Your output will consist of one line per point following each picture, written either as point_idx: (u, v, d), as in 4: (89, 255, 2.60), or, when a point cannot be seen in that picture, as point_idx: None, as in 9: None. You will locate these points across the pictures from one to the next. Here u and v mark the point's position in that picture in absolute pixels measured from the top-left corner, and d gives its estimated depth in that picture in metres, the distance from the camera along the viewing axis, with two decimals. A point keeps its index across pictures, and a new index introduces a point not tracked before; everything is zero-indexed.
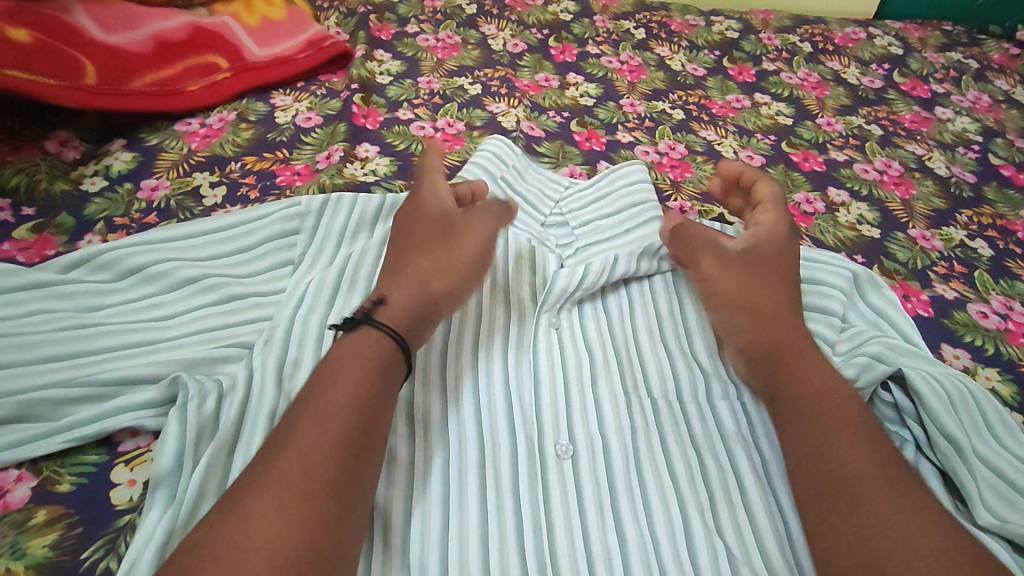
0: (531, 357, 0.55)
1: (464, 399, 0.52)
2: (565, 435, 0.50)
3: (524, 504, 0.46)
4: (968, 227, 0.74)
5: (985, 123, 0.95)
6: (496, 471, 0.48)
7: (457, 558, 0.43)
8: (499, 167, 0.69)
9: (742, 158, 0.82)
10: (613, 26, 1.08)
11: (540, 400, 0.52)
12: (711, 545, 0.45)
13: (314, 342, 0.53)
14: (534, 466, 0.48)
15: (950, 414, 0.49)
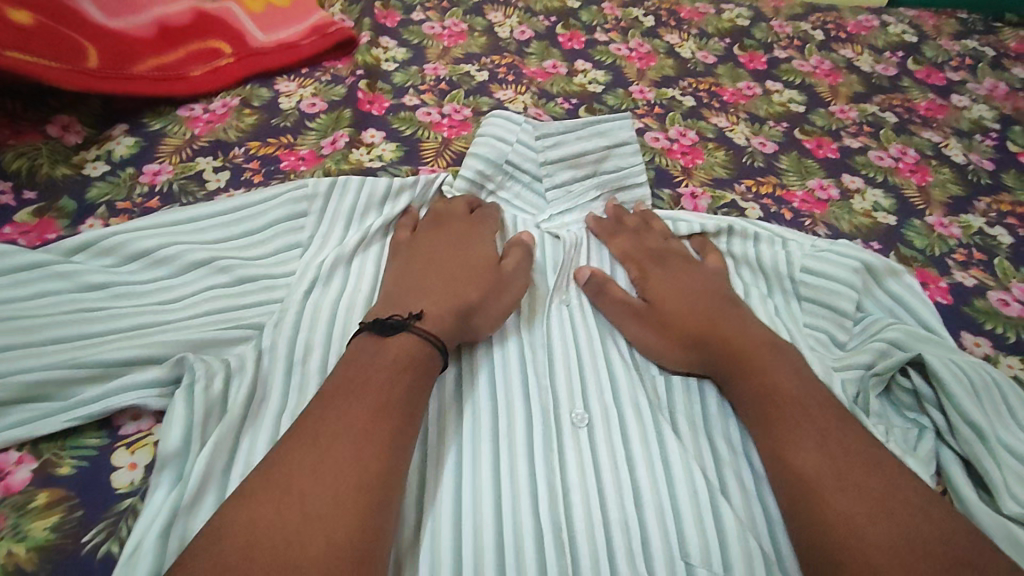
0: (545, 330, 0.55)
1: (478, 367, 0.51)
2: (582, 406, 0.50)
3: (542, 475, 0.45)
4: (987, 215, 0.73)
5: (1001, 110, 0.93)
6: (511, 443, 0.46)
7: (472, 528, 0.42)
8: (502, 145, 0.67)
9: (754, 145, 0.80)
10: (622, 13, 1.06)
11: (555, 372, 0.52)
12: (741, 528, 0.43)
13: (325, 326, 0.53)
14: (550, 437, 0.47)
15: (972, 402, 0.48)
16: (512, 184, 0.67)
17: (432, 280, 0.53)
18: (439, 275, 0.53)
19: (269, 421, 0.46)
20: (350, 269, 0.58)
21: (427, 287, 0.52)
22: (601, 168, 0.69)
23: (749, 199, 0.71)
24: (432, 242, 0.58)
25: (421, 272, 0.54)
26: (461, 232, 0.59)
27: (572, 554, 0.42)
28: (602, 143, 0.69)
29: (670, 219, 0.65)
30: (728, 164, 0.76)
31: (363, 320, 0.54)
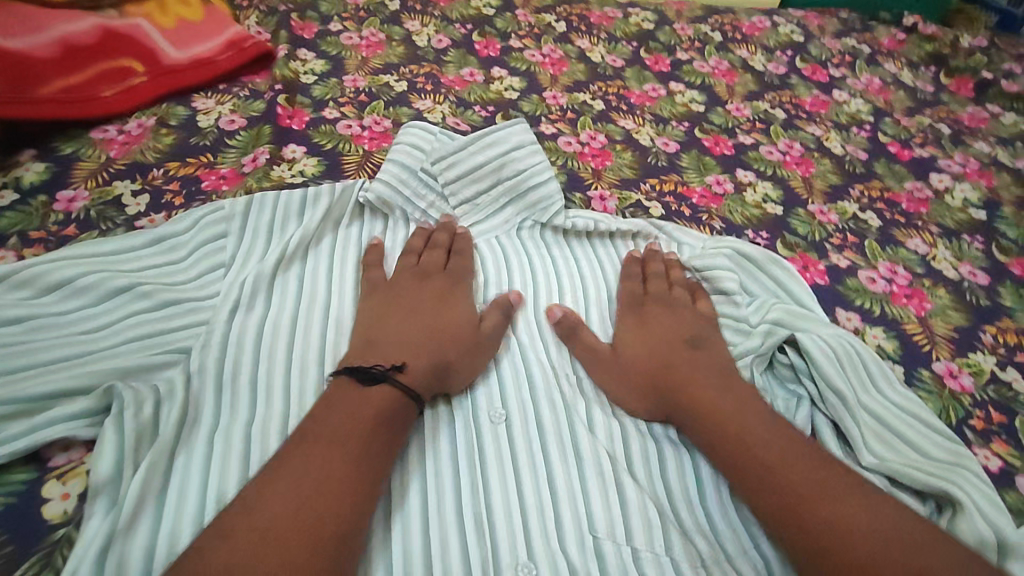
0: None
1: None
2: (499, 403, 0.54)
3: (463, 468, 0.50)
4: (860, 201, 0.82)
5: (875, 104, 1.04)
6: (435, 442, 0.51)
7: (400, 529, 0.46)
8: (416, 157, 0.72)
9: (658, 144, 0.87)
10: (535, 19, 1.11)
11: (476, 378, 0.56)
12: (642, 498, 0.49)
13: (252, 343, 0.55)
14: (470, 436, 0.52)
15: (835, 370, 0.56)
16: (426, 194, 0.71)
17: (414, 331, 0.55)
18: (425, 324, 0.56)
19: (203, 438, 0.48)
20: (274, 287, 0.60)
21: (404, 337, 0.54)
22: (504, 174, 0.73)
23: (653, 198, 0.77)
24: (420, 293, 0.60)
25: (392, 319, 0.56)
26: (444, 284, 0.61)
27: (490, 535, 0.46)
28: (498, 152, 0.74)
29: (574, 218, 0.72)
30: (634, 165, 0.82)
31: (289, 333, 0.56)
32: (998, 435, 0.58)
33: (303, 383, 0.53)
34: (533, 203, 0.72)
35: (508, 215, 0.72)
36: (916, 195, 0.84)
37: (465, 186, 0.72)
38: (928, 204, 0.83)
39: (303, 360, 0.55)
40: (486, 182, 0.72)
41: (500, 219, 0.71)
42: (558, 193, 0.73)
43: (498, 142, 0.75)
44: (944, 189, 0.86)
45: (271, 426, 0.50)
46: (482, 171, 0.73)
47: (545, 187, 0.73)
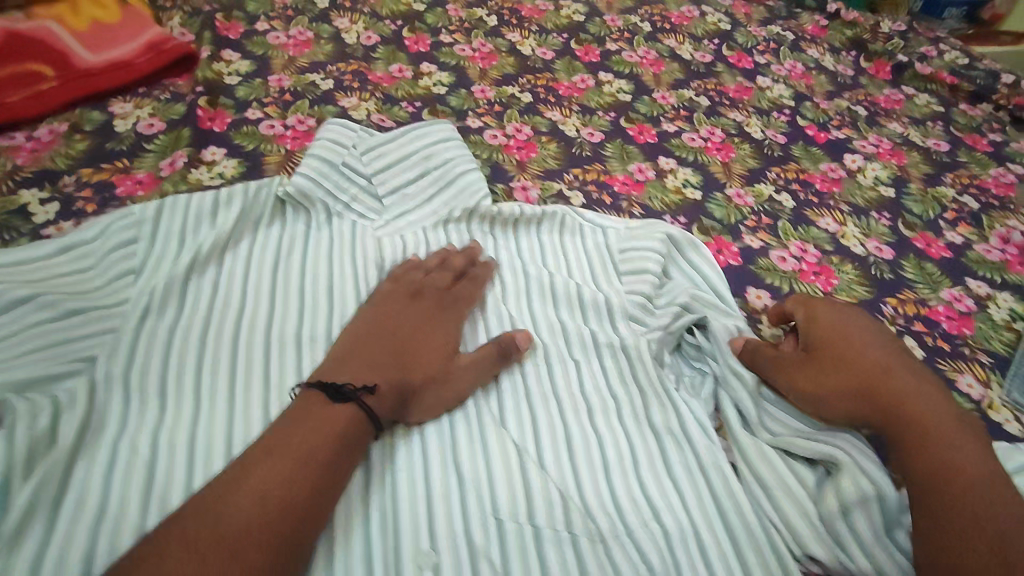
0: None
1: None
2: None
3: (373, 468, 0.50)
4: (775, 183, 0.85)
5: (796, 89, 1.08)
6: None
7: None
8: (337, 152, 0.72)
9: (583, 135, 0.89)
10: (466, 14, 1.11)
11: None
12: (545, 484, 0.50)
13: (161, 349, 0.55)
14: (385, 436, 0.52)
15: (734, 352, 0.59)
16: (349, 187, 0.71)
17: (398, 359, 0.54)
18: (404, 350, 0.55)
19: (104, 447, 0.48)
20: (186, 292, 0.60)
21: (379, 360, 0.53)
22: (430, 165, 0.74)
23: (574, 187, 0.79)
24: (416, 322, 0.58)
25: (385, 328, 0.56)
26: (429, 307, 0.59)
27: (394, 531, 0.46)
28: (424, 144, 0.75)
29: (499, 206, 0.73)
30: (558, 156, 0.84)
31: (201, 338, 0.57)
32: None
33: (216, 387, 0.54)
34: (461, 189, 0.72)
35: (435, 205, 0.72)
36: (830, 175, 0.88)
37: (391, 178, 0.72)
38: (840, 183, 0.87)
39: (214, 364, 0.55)
40: (412, 173, 0.73)
41: (425, 209, 0.72)
42: (483, 179, 0.73)
43: (426, 135, 0.75)
44: (856, 169, 0.90)
45: (179, 431, 0.50)
46: (408, 163, 0.73)
47: (470, 173, 0.73)
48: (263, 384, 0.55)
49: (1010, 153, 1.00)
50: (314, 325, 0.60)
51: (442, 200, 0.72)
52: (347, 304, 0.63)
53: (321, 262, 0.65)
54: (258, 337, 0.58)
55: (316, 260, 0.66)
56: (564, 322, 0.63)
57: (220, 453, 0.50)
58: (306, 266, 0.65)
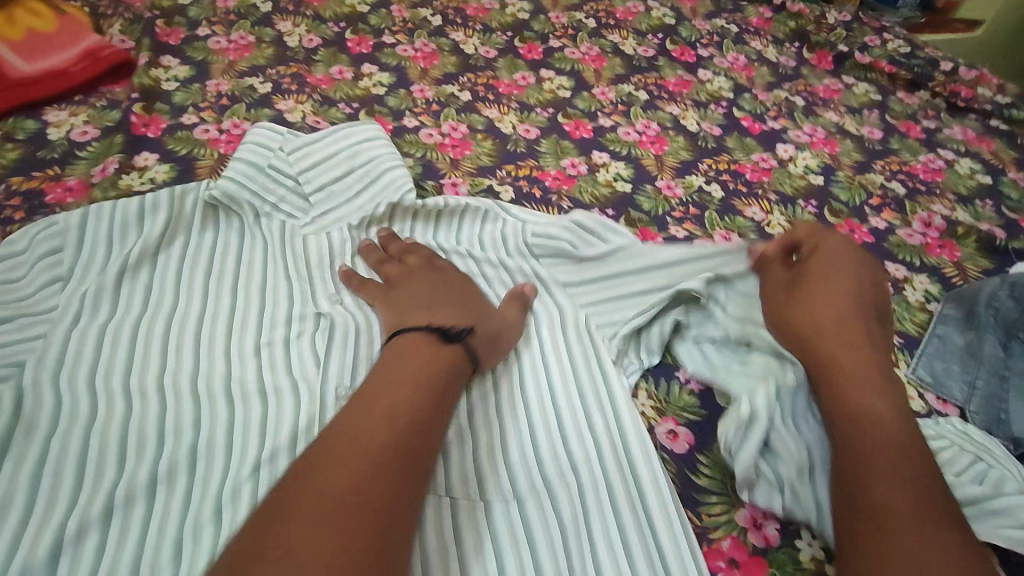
0: (311, 330, 0.62)
1: (250, 378, 0.58)
2: (347, 382, 0.58)
3: (299, 439, 0.54)
4: (706, 174, 0.87)
5: (736, 81, 1.10)
6: (276, 422, 0.55)
7: (231, 516, 0.49)
8: (262, 156, 0.74)
9: (519, 132, 0.90)
10: (410, 15, 1.12)
11: (325, 366, 0.59)
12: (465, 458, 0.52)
13: (92, 351, 0.56)
14: (311, 412, 0.56)
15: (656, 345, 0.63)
16: (276, 189, 0.73)
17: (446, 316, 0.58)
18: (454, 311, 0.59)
19: (32, 448, 0.50)
20: (121, 296, 0.62)
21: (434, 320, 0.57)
22: (356, 163, 0.76)
23: (505, 182, 0.81)
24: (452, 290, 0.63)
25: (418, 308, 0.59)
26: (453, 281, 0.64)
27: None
28: (349, 143, 0.77)
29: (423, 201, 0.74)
30: (493, 153, 0.85)
31: (132, 338, 0.58)
32: None
33: (145, 384, 0.56)
34: (386, 185, 0.75)
35: (362, 202, 0.74)
36: (761, 165, 0.90)
37: (317, 177, 0.74)
38: (770, 173, 0.89)
39: (145, 364, 0.57)
40: (338, 171, 0.75)
41: (353, 206, 0.74)
42: (408, 175, 0.76)
43: (351, 134, 0.78)
44: (788, 158, 0.92)
45: (110, 428, 0.52)
46: (334, 162, 0.76)
47: (394, 170, 0.76)
48: (189, 379, 0.57)
49: (941, 139, 1.03)
50: (245, 325, 0.62)
51: (369, 198, 0.74)
52: (277, 303, 0.64)
53: (253, 265, 0.68)
54: (188, 337, 0.60)
55: (250, 264, 0.68)
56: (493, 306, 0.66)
57: (149, 450, 0.52)
58: (239, 269, 0.67)
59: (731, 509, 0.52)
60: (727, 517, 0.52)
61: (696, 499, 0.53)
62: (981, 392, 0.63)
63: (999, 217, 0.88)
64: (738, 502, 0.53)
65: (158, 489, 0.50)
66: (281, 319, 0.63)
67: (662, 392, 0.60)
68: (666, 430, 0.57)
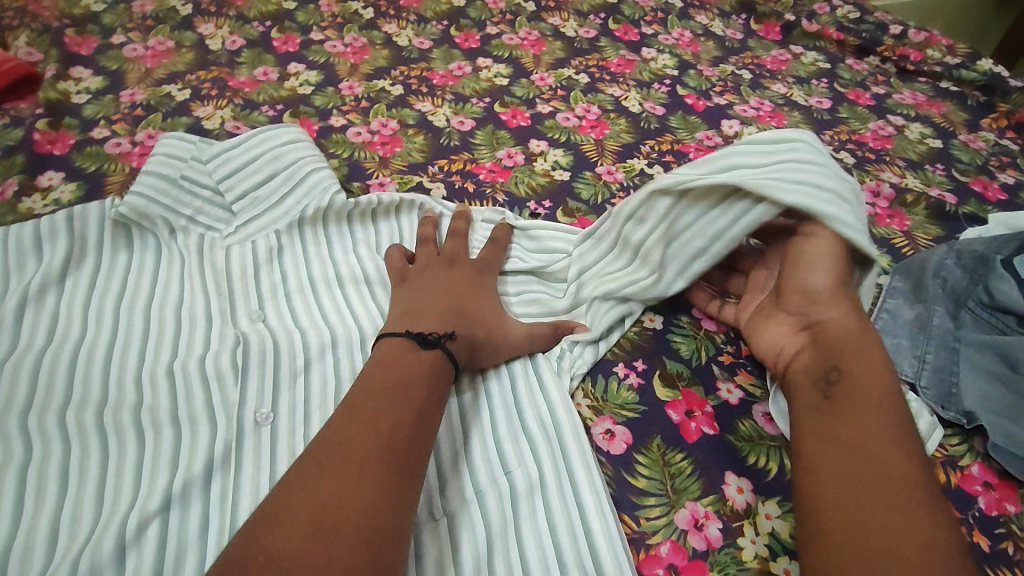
0: (232, 346, 0.56)
1: (163, 403, 0.51)
2: (268, 403, 0.53)
3: (215, 470, 0.48)
4: (649, 156, 0.84)
5: (681, 58, 1.06)
6: (191, 448, 0.49)
7: (138, 565, 0.43)
8: (174, 166, 0.68)
9: (453, 124, 0.86)
10: (339, 9, 1.07)
11: (246, 389, 0.53)
12: (432, 503, 0.47)
13: None
14: (228, 436, 0.50)
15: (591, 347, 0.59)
16: (192, 200, 0.67)
17: (447, 309, 0.55)
18: (454, 303, 0.56)
19: None
20: (20, 324, 0.54)
21: (428, 310, 0.54)
22: (279, 164, 0.70)
23: (437, 179, 0.77)
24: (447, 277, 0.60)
25: (433, 303, 0.56)
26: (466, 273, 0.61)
27: (232, 524, 0.46)
28: (270, 143, 0.71)
29: (354, 199, 0.70)
30: (424, 148, 0.82)
31: (32, 367, 0.51)
32: (743, 367, 0.60)
33: (43, 425, 0.48)
34: (311, 186, 0.69)
35: (288, 207, 0.69)
36: (705, 143, 0.87)
37: (239, 184, 0.69)
38: (715, 151, 0.86)
39: (46, 394, 0.50)
40: (262, 173, 0.69)
41: (280, 211, 0.68)
42: (334, 176, 0.71)
43: (273, 135, 0.72)
44: (733, 135, 0.89)
45: (5, 474, 0.45)
46: (256, 165, 0.70)
47: (320, 171, 0.70)
48: (94, 413, 0.49)
49: (891, 105, 1.01)
50: (160, 345, 0.55)
51: (296, 201, 0.69)
52: (193, 321, 0.58)
53: (170, 282, 0.61)
54: (94, 365, 0.52)
55: (167, 280, 0.61)
56: None
57: (47, 496, 0.44)
58: (155, 286, 0.60)
59: (670, 511, 0.49)
60: (666, 519, 0.48)
61: (634, 503, 0.49)
62: (931, 365, 0.60)
63: (950, 181, 0.86)
64: (679, 502, 0.49)
65: (57, 546, 0.43)
66: (198, 338, 0.56)
67: (599, 389, 0.57)
68: (602, 430, 0.54)
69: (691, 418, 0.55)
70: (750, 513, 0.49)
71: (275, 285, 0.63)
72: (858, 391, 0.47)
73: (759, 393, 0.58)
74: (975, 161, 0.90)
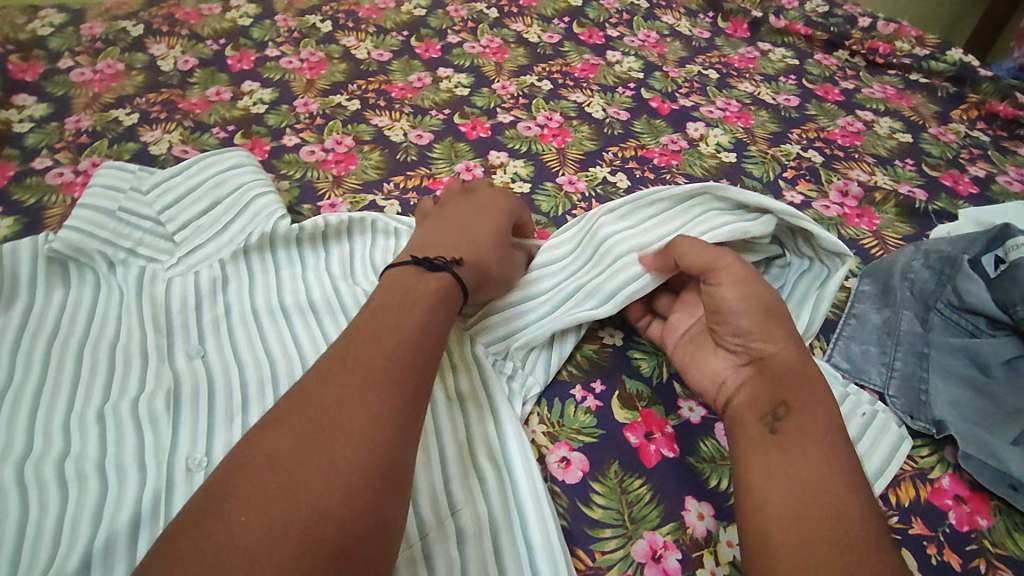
0: (169, 384, 0.54)
1: (90, 453, 0.48)
2: (202, 447, 0.50)
3: (143, 524, 0.46)
4: (611, 163, 0.82)
5: (647, 59, 1.04)
6: (117, 500, 0.46)
7: None
8: (112, 199, 0.66)
9: (410, 139, 0.84)
10: (296, 23, 1.05)
11: (178, 432, 0.51)
12: None
13: None
14: (158, 484, 0.48)
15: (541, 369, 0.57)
16: (130, 233, 0.64)
17: (459, 236, 0.57)
18: (462, 231, 0.58)
19: None
20: None
21: (443, 238, 0.57)
22: (222, 192, 0.69)
23: (393, 197, 0.75)
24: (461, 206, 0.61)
25: (444, 235, 0.57)
26: (483, 201, 0.62)
27: None
28: (213, 172, 0.70)
29: (301, 224, 0.68)
30: (380, 165, 0.79)
31: None
32: None
33: None
34: (255, 213, 0.68)
35: (232, 235, 0.67)
36: (669, 147, 0.85)
37: (181, 213, 0.67)
38: (679, 155, 0.84)
39: None
40: (205, 202, 0.68)
41: (224, 239, 0.66)
42: (281, 200, 0.69)
43: (216, 163, 0.71)
44: (698, 138, 0.87)
45: None
46: (198, 194, 0.68)
47: (264, 196, 0.69)
48: (16, 468, 0.47)
49: (860, 100, 0.99)
50: (91, 389, 0.53)
51: (241, 228, 0.67)
52: (129, 360, 0.55)
53: (106, 320, 0.58)
54: (20, 413, 0.50)
55: (103, 318, 0.58)
56: None
57: None
58: (91, 325, 0.58)
59: (627, 543, 0.47)
60: (623, 553, 0.47)
61: (589, 536, 0.48)
62: (900, 373, 0.59)
63: (920, 176, 0.84)
64: (636, 534, 0.48)
65: None
66: (133, 378, 0.54)
67: (555, 414, 0.55)
68: (558, 458, 0.52)
69: (650, 441, 0.53)
70: (710, 541, 0.47)
71: (217, 317, 0.61)
72: (806, 424, 0.45)
73: None
74: (945, 154, 0.89)
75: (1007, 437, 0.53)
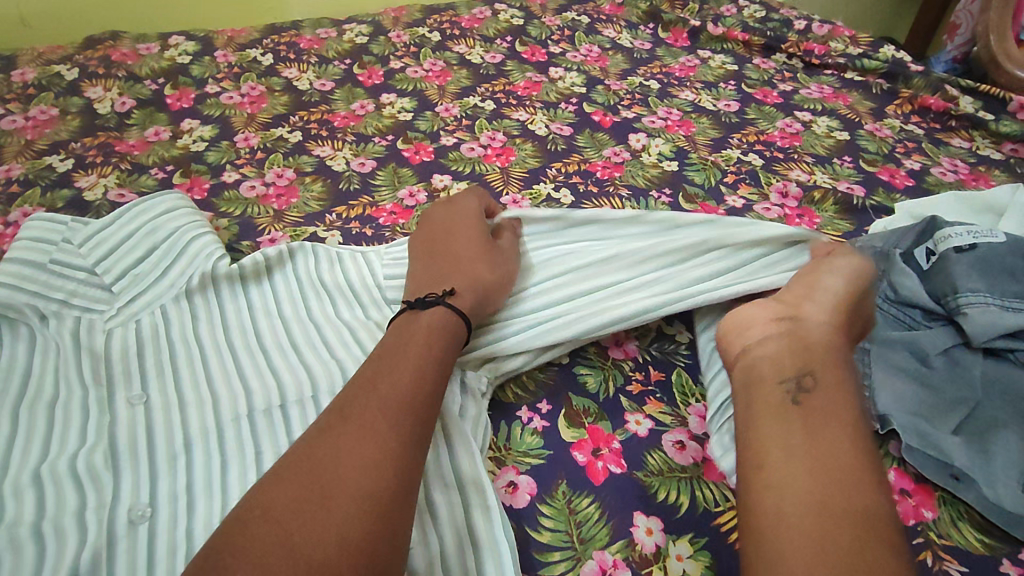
0: (111, 437, 0.52)
1: (24, 513, 0.45)
2: (146, 497, 0.48)
3: None
4: (555, 179, 0.82)
5: (589, 74, 1.06)
6: (53, 561, 0.44)
7: None
8: (42, 251, 0.64)
9: (352, 167, 0.83)
10: (236, 58, 1.05)
11: (122, 484, 0.49)
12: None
13: None
14: (97, 541, 0.45)
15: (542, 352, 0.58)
16: (64, 284, 0.63)
17: (449, 268, 0.57)
18: (451, 261, 0.58)
19: None
20: None
21: (436, 274, 0.57)
22: (158, 236, 0.68)
23: (335, 227, 0.75)
24: (446, 236, 0.62)
25: (433, 272, 0.58)
26: (465, 226, 0.63)
27: None
28: (148, 217, 0.69)
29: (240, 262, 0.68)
30: (322, 196, 0.79)
31: None
32: (652, 395, 0.58)
33: None
34: (194, 255, 0.67)
35: (172, 278, 0.65)
36: (612, 160, 0.86)
37: (119, 260, 0.66)
38: (622, 167, 0.85)
39: None
40: (141, 247, 0.67)
41: (164, 282, 0.65)
42: (221, 243, 0.69)
43: (151, 207, 0.70)
44: (641, 148, 0.88)
45: None
46: (134, 238, 0.67)
47: (202, 237, 0.68)
48: None
49: (798, 101, 1.01)
50: (25, 448, 0.50)
51: (182, 271, 0.66)
52: (68, 414, 0.53)
53: (43, 373, 0.55)
54: None
55: (39, 372, 0.55)
56: (315, 370, 0.58)
57: None
58: (27, 380, 0.55)
59: (576, 565, 0.46)
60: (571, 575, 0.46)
61: (537, 560, 0.47)
62: None
63: (858, 172, 0.86)
64: (585, 555, 0.47)
65: None
66: (73, 434, 0.51)
67: (501, 438, 0.54)
68: (505, 482, 0.51)
69: (597, 458, 0.53)
70: (659, 556, 0.47)
71: (161, 361, 0.59)
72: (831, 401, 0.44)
73: (670, 420, 0.56)
74: (882, 149, 0.91)
75: (947, 428, 0.54)
